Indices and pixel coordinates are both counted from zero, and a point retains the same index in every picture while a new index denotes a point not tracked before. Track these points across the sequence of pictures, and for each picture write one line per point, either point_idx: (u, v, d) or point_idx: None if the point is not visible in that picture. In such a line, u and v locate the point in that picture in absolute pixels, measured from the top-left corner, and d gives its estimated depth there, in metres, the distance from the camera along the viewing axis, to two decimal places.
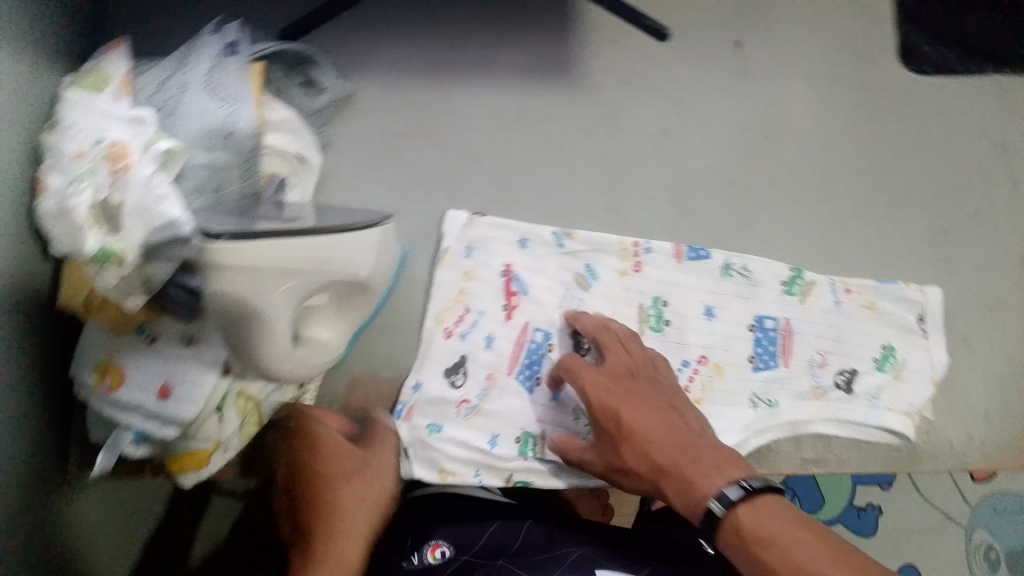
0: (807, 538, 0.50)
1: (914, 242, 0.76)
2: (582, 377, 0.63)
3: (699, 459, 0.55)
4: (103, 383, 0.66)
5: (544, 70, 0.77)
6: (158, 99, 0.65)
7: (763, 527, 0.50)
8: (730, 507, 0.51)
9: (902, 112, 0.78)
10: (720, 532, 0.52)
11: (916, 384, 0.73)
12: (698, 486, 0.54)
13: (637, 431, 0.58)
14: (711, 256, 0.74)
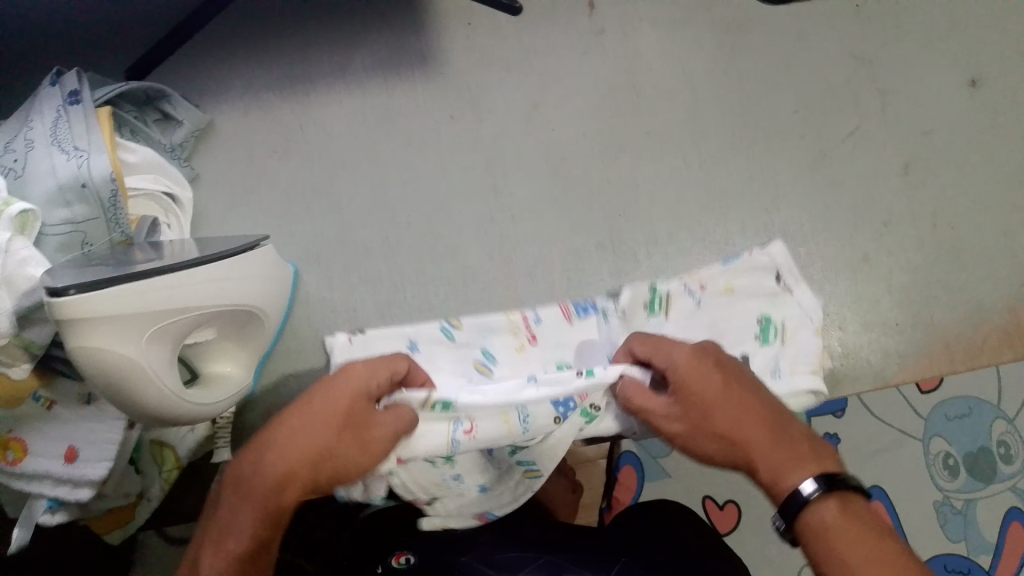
0: (869, 536, 0.45)
1: (796, 169, 0.77)
2: (669, 345, 0.54)
3: (771, 440, 0.50)
4: (3, 458, 0.63)
5: (401, 64, 0.76)
6: (6, 162, 0.63)
7: (830, 526, 0.46)
8: (821, 494, 0.47)
9: (762, 44, 0.79)
10: (803, 516, 0.48)
11: (802, 347, 0.70)
12: (783, 473, 0.49)
13: (738, 407, 0.51)
14: (596, 309, 0.72)
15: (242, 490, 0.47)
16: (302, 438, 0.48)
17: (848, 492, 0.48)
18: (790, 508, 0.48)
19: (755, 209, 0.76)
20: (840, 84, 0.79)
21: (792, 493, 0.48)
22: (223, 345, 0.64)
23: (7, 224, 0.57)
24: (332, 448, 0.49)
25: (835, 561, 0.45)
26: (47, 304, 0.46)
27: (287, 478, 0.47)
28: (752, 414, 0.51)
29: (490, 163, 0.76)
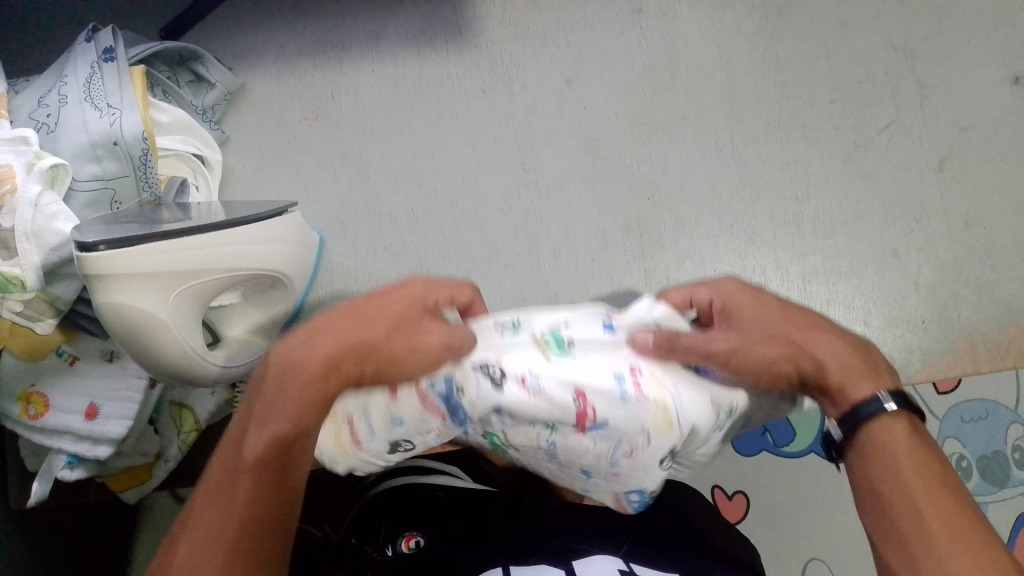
0: (930, 476, 0.42)
1: (830, 160, 0.76)
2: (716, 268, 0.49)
3: (831, 351, 0.45)
4: (27, 411, 0.64)
5: (434, 35, 0.76)
6: (38, 116, 0.63)
7: (894, 447, 0.42)
8: (885, 415, 0.43)
9: (803, 30, 0.77)
10: (858, 429, 0.44)
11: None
12: (845, 391, 0.44)
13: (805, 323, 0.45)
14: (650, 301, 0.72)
15: (287, 361, 0.40)
16: (362, 321, 0.42)
17: (915, 421, 0.43)
18: (848, 419, 0.44)
19: (785, 197, 0.75)
20: (879, 74, 0.77)
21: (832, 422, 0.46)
22: (244, 308, 0.64)
23: (38, 177, 0.57)
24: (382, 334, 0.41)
25: (886, 468, 0.42)
26: (79, 258, 0.46)
27: (349, 340, 0.41)
28: (808, 336, 0.45)
29: (520, 138, 0.75)
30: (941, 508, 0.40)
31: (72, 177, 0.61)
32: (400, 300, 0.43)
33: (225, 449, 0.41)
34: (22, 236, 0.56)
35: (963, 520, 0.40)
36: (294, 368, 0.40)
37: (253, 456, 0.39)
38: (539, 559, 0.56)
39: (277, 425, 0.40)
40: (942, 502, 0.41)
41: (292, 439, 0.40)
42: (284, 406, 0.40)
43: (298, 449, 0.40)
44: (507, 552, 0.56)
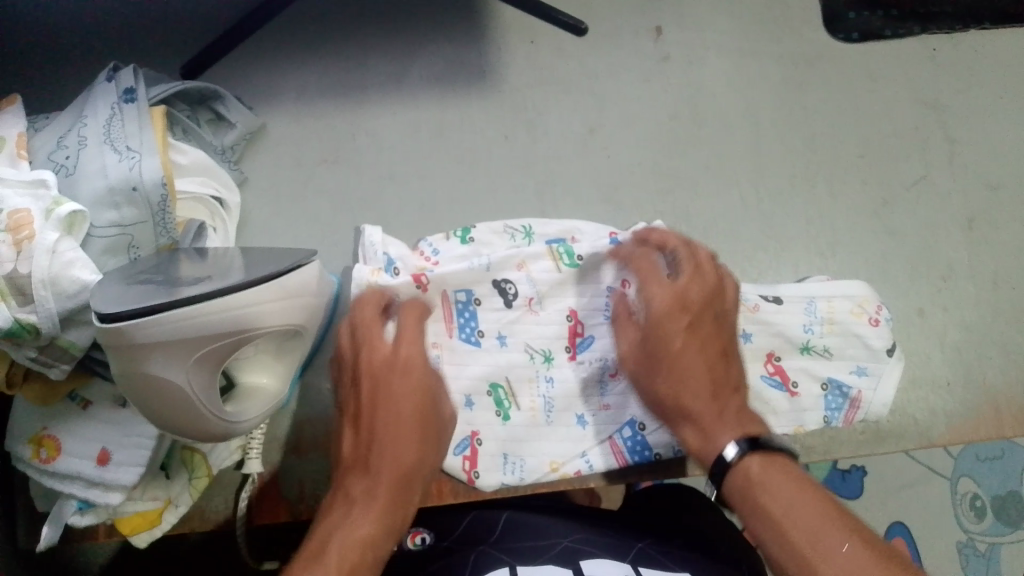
0: (801, 487, 0.50)
1: (855, 214, 0.75)
2: (653, 289, 0.59)
3: (728, 405, 0.56)
4: (39, 454, 0.64)
5: (459, 79, 0.75)
6: (57, 158, 0.64)
7: (743, 477, 0.52)
8: (743, 453, 0.52)
9: (829, 82, 0.77)
10: (727, 476, 0.53)
11: (847, 340, 0.69)
12: (716, 433, 0.55)
13: (689, 367, 0.57)
14: None
15: (371, 497, 0.52)
16: (407, 402, 0.54)
17: (773, 449, 0.53)
18: (717, 474, 0.53)
19: (811, 251, 0.74)
20: (906, 128, 0.77)
21: (720, 455, 0.53)
22: (261, 357, 0.61)
23: (55, 226, 0.58)
24: (418, 429, 0.55)
25: (750, 504, 0.51)
26: (101, 329, 0.48)
27: (394, 493, 0.53)
28: (694, 407, 0.56)
29: (541, 185, 0.74)
30: (867, 564, 0.45)
31: (89, 223, 0.61)
32: (422, 386, 0.55)
33: (319, 544, 0.51)
34: (38, 282, 0.57)
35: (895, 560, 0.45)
36: (371, 498, 0.52)
37: (334, 560, 0.49)
38: (545, 562, 0.56)
39: (353, 539, 0.50)
40: (866, 547, 0.46)
41: (365, 554, 0.50)
42: (356, 522, 0.51)
43: (378, 553, 0.51)
44: (506, 550, 0.58)
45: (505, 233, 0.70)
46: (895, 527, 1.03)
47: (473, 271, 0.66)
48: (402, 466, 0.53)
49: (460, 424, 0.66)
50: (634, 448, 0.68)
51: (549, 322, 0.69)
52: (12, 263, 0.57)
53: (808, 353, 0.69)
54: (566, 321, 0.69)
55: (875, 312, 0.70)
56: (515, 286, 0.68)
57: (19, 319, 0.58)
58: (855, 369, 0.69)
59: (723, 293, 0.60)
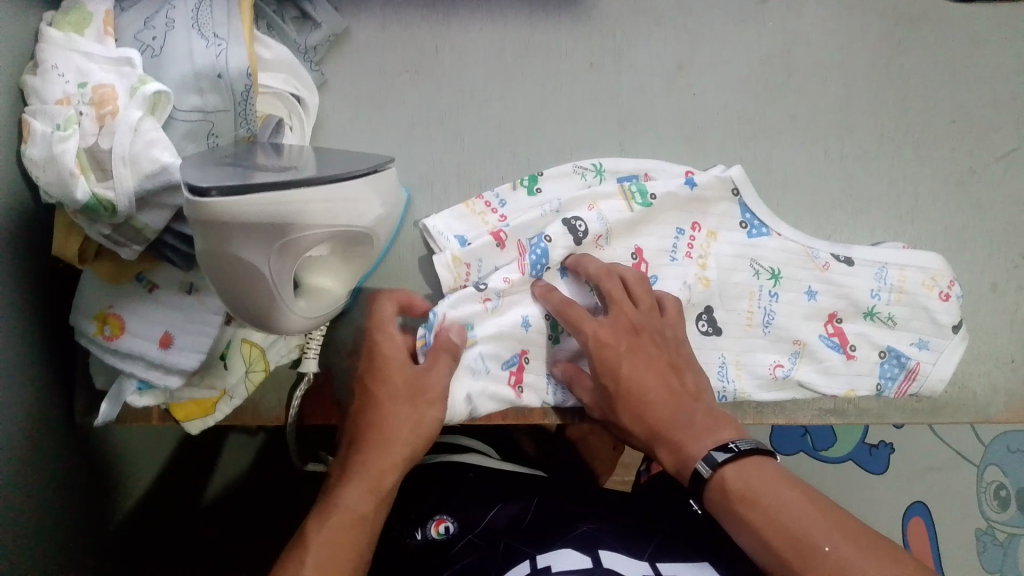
0: (799, 497, 0.52)
1: (939, 181, 0.73)
2: (584, 329, 0.61)
3: (691, 419, 0.58)
4: (102, 331, 0.65)
5: (550, 0, 0.73)
6: (144, 38, 0.63)
7: (733, 493, 0.54)
8: (716, 467, 0.55)
9: (932, 41, 0.74)
10: (707, 489, 0.55)
11: (913, 312, 0.69)
12: (693, 441, 0.57)
13: (644, 386, 0.60)
14: (771, 236, 0.70)
15: (364, 479, 0.56)
16: (392, 376, 0.59)
17: (753, 454, 0.55)
18: (697, 486, 0.56)
19: (888, 215, 0.73)
20: (1004, 98, 0.74)
21: (695, 471, 0.56)
22: (330, 259, 0.60)
23: (140, 104, 0.57)
24: (409, 398, 0.58)
25: (742, 526, 0.53)
26: (193, 206, 0.45)
27: (380, 469, 0.56)
28: (655, 433, 0.59)
29: (622, 119, 0.73)
30: (850, 560, 0.49)
31: (173, 105, 0.61)
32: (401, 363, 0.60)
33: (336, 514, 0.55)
34: (118, 158, 0.57)
35: (875, 545, 0.49)
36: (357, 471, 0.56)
37: (326, 530, 0.54)
38: (564, 543, 0.62)
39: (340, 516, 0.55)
40: (856, 548, 0.49)
41: (354, 522, 0.55)
42: (347, 495, 0.56)
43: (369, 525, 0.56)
44: (528, 538, 0.64)
45: (575, 173, 0.70)
46: (917, 505, 1.04)
47: (545, 217, 0.67)
48: (411, 434, 0.58)
49: (515, 340, 0.66)
50: None
51: (615, 257, 0.68)
52: (94, 138, 0.58)
53: (871, 320, 0.69)
54: (632, 259, 0.68)
55: (948, 286, 0.69)
56: (586, 224, 0.67)
57: (96, 194, 0.58)
58: (916, 341, 0.69)
59: (661, 311, 0.65)
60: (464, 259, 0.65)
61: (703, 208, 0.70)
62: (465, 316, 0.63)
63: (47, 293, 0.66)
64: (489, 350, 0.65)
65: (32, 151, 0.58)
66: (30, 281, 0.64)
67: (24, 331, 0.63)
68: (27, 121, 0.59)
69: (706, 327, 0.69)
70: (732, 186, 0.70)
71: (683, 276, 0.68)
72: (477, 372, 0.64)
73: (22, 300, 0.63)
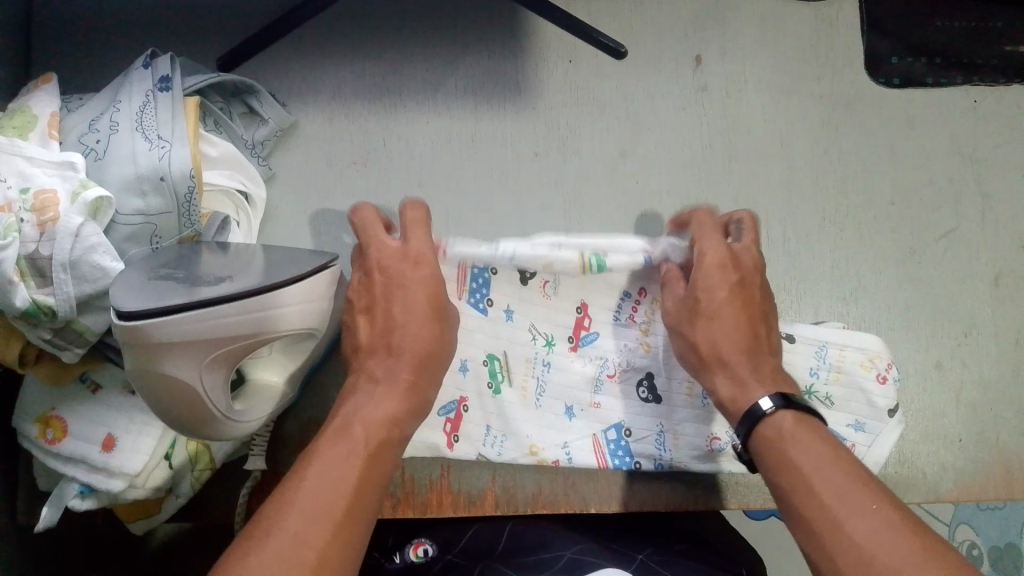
0: (852, 471, 0.47)
1: (881, 260, 0.74)
2: (704, 242, 0.59)
3: (752, 363, 0.56)
4: (45, 435, 0.64)
5: (495, 92, 0.75)
6: (88, 141, 0.63)
7: (784, 440, 0.51)
8: (777, 407, 0.52)
9: (867, 124, 0.76)
10: (761, 429, 0.52)
11: (852, 392, 0.68)
12: (744, 392, 0.55)
13: (714, 340, 0.57)
14: None
15: (386, 397, 0.51)
16: (415, 305, 0.54)
17: (807, 412, 0.52)
18: (748, 424, 0.53)
19: (833, 295, 0.73)
20: (940, 178, 0.76)
21: (754, 406, 0.53)
22: (274, 356, 0.62)
23: (81, 209, 0.58)
24: (430, 311, 0.54)
25: (789, 472, 0.49)
26: (119, 329, 0.47)
27: (415, 382, 0.52)
28: (732, 364, 0.56)
29: (569, 205, 0.73)
30: (895, 518, 0.44)
31: (116, 209, 0.61)
32: (437, 291, 0.55)
33: (332, 429, 0.48)
34: (58, 265, 0.58)
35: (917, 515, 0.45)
36: (398, 385, 0.52)
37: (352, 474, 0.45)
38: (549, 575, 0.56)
39: (374, 424, 0.49)
40: (900, 513, 0.44)
41: (384, 435, 0.49)
42: (376, 407, 0.50)
43: (398, 431, 0.50)
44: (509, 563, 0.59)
45: (530, 225, 0.69)
46: None
47: (496, 239, 0.68)
48: (428, 352, 0.53)
49: (454, 388, 0.66)
50: (616, 452, 0.68)
51: (560, 310, 0.68)
52: (35, 244, 0.58)
53: (811, 398, 0.68)
54: (576, 313, 0.68)
55: (886, 368, 0.69)
56: (536, 267, 0.67)
57: (36, 300, 0.58)
58: (853, 422, 0.68)
59: (763, 273, 0.60)
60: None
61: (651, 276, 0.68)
62: None
63: None
64: None
65: None
66: None
67: None
68: None
69: (644, 394, 0.68)
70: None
71: (623, 342, 0.69)
72: None
73: None
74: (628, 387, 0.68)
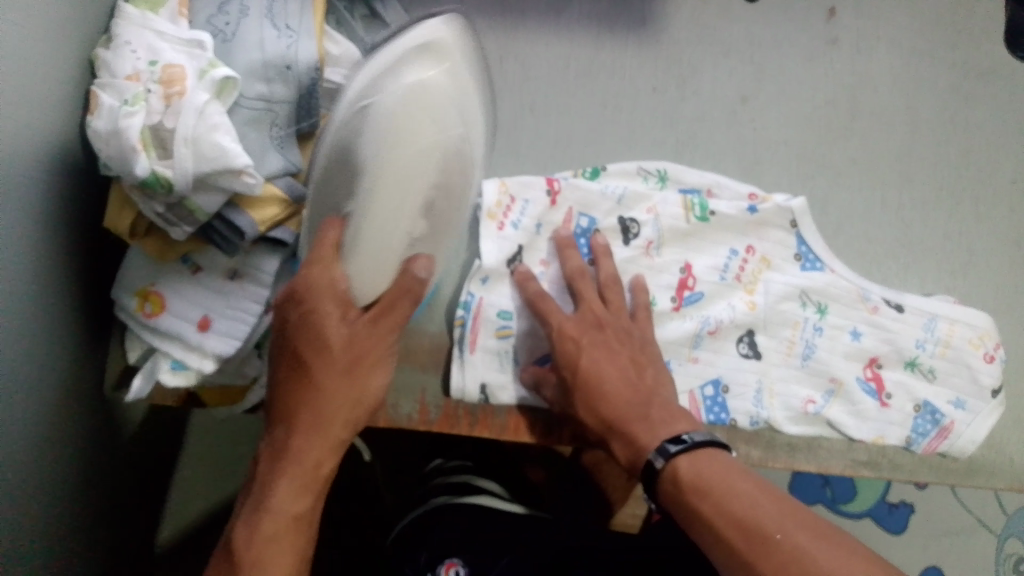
0: (759, 491, 0.49)
1: (997, 240, 0.72)
2: (552, 320, 0.62)
3: (648, 415, 0.56)
4: (143, 309, 0.65)
5: (620, 22, 0.73)
6: (217, 23, 0.63)
7: (684, 480, 0.51)
8: (669, 458, 0.53)
9: (1000, 98, 0.73)
10: (660, 483, 0.53)
11: (956, 368, 0.68)
12: (652, 433, 0.55)
13: (603, 377, 0.59)
14: (824, 270, 0.69)
15: (298, 467, 0.56)
16: (326, 374, 0.57)
17: (700, 445, 0.53)
18: (651, 480, 0.54)
19: (941, 269, 0.71)
20: None
21: (650, 462, 0.54)
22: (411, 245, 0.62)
23: (208, 86, 0.58)
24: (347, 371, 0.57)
25: (703, 513, 0.49)
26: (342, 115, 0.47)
27: (318, 471, 0.57)
28: (618, 425, 0.57)
29: (680, 146, 0.72)
30: (803, 546, 0.45)
31: (240, 92, 0.61)
32: (341, 347, 0.57)
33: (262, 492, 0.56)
34: (181, 138, 0.57)
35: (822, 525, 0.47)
36: (295, 471, 0.56)
37: (273, 558, 0.54)
38: None
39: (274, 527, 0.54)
40: (812, 538, 0.45)
41: (297, 524, 0.56)
42: (286, 499, 0.55)
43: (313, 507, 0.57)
44: None
45: (638, 175, 0.69)
46: (930, 567, 1.03)
47: (603, 198, 0.68)
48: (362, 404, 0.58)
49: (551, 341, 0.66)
50: (713, 407, 0.66)
51: (662, 270, 0.68)
52: (160, 115, 0.57)
53: (912, 369, 0.68)
54: (679, 273, 0.68)
55: (993, 348, 0.69)
56: (640, 227, 0.68)
57: (156, 172, 0.57)
58: (953, 399, 0.68)
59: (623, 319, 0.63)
60: (510, 190, 0.67)
61: (762, 234, 0.69)
62: (500, 305, 0.66)
63: (89, 262, 0.66)
64: (524, 344, 0.65)
65: (98, 123, 0.58)
66: (72, 247, 0.63)
67: (65, 302, 0.63)
68: (94, 93, 0.59)
69: (745, 350, 0.67)
70: (790, 216, 0.69)
71: (729, 307, 0.68)
72: (505, 365, 0.65)
73: (63, 266, 0.63)
74: (727, 343, 0.67)
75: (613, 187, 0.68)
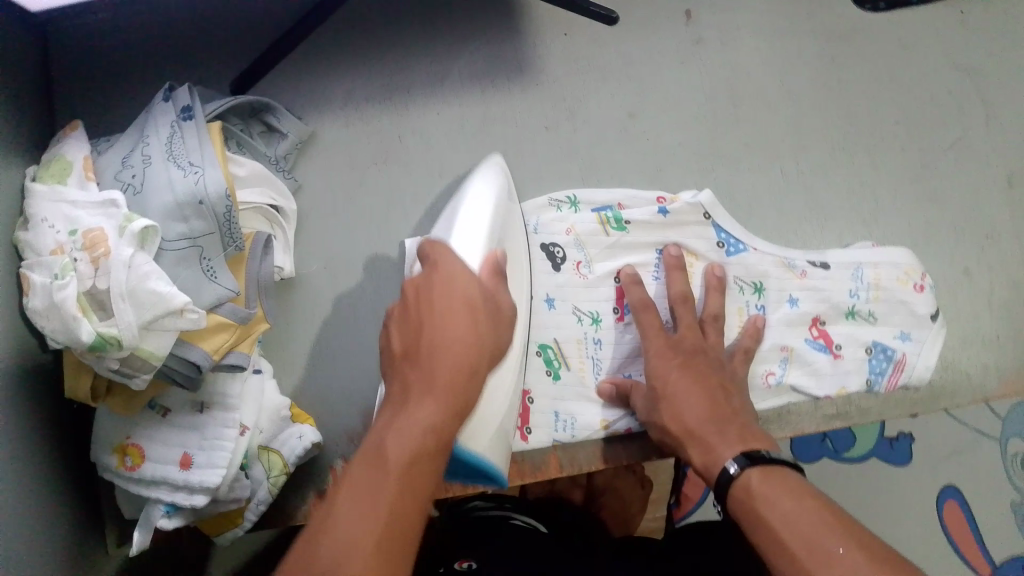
0: (816, 505, 0.51)
1: (897, 179, 0.77)
2: (648, 341, 0.67)
3: (722, 427, 0.60)
4: (124, 463, 0.67)
5: (500, 75, 0.77)
6: (124, 177, 0.65)
7: (749, 494, 0.54)
8: (743, 469, 0.55)
9: (862, 51, 0.78)
10: (731, 489, 0.56)
11: (892, 306, 0.72)
12: (721, 445, 0.58)
13: (684, 392, 0.63)
14: (748, 249, 0.73)
15: (429, 377, 0.48)
16: (457, 306, 0.51)
17: (772, 465, 0.55)
18: (723, 485, 0.56)
19: (854, 219, 0.76)
20: (940, 92, 0.78)
21: (723, 469, 0.57)
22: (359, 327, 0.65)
23: (130, 240, 0.59)
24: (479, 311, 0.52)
25: (761, 525, 0.52)
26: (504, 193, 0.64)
27: (454, 383, 0.48)
28: (696, 433, 0.60)
29: (585, 172, 0.76)
30: (859, 565, 0.46)
31: (162, 236, 0.63)
32: (474, 285, 0.52)
33: (395, 387, 0.49)
34: (117, 294, 0.58)
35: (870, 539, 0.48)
36: (433, 382, 0.48)
37: (394, 466, 0.44)
38: None
39: (411, 432, 0.46)
40: (868, 563, 0.46)
41: (431, 442, 0.46)
42: (418, 407, 0.47)
43: (440, 436, 0.46)
44: None
45: (551, 206, 0.73)
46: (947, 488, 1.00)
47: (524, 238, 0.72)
48: (471, 298, 0.52)
49: None
50: None
51: (596, 286, 0.72)
52: (91, 279, 0.58)
53: (854, 319, 0.72)
54: (614, 285, 0.72)
55: (921, 279, 0.73)
56: (564, 250, 0.72)
57: (101, 332, 0.57)
58: (899, 333, 0.72)
59: (712, 352, 0.67)
60: None
61: (683, 232, 0.73)
62: None
63: (62, 435, 0.68)
64: None
65: (36, 302, 0.59)
66: (45, 428, 0.66)
67: (49, 480, 0.65)
68: (25, 275, 0.61)
69: None
70: (702, 210, 0.73)
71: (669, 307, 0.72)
72: None
73: (42, 448, 0.65)
74: None
75: (530, 223, 0.72)
